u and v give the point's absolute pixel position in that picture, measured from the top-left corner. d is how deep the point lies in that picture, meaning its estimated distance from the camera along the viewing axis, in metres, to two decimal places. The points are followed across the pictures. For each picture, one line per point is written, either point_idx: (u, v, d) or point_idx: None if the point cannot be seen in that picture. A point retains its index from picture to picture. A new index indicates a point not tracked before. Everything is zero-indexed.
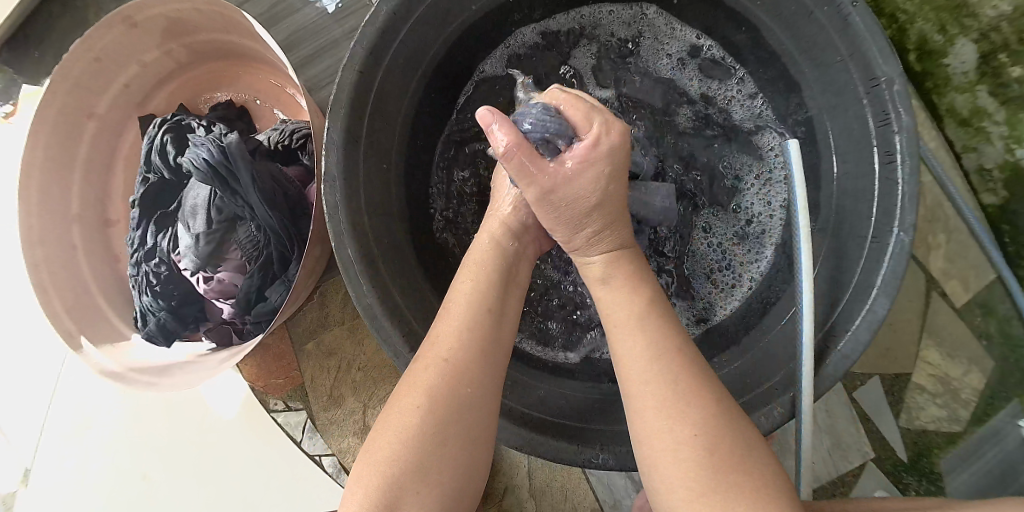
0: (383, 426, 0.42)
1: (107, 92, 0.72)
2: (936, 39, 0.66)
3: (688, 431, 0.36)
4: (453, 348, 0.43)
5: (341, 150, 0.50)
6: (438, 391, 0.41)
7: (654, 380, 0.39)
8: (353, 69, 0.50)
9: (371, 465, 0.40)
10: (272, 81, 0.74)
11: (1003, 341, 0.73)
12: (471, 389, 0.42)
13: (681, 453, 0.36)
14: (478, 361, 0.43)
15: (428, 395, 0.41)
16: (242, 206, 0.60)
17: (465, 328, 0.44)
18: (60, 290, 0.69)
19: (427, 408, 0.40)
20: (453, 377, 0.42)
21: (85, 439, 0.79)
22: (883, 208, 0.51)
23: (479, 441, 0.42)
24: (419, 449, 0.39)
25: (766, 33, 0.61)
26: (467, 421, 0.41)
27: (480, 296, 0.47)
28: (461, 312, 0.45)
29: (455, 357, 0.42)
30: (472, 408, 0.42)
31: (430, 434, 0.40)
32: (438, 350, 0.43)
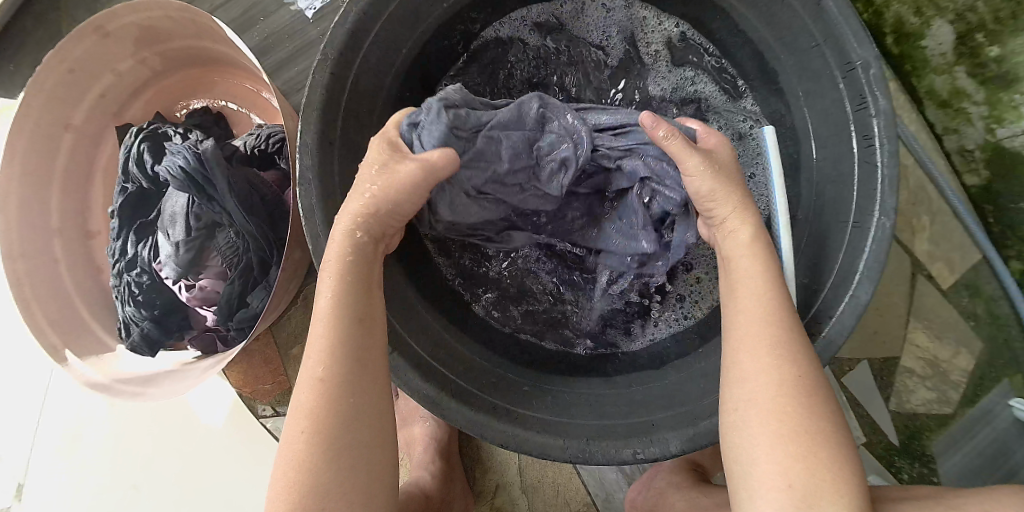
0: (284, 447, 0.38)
1: (83, 103, 0.71)
2: (913, 21, 0.66)
3: (791, 421, 0.38)
4: (329, 339, 0.39)
5: (315, 152, 0.50)
6: (315, 411, 0.38)
7: (789, 401, 0.38)
8: (325, 71, 0.50)
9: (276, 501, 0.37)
10: (248, 86, 0.74)
11: (990, 322, 0.73)
12: (352, 400, 0.38)
13: (777, 437, 0.38)
14: (355, 368, 0.39)
15: (309, 417, 0.37)
16: (220, 212, 0.60)
17: (338, 313, 0.40)
18: (43, 304, 0.69)
19: (311, 421, 0.37)
20: (329, 393, 0.38)
21: (75, 452, 0.78)
22: (863, 192, 0.51)
23: (378, 452, 0.39)
24: (320, 458, 0.37)
25: (743, 21, 0.61)
26: (361, 412, 0.39)
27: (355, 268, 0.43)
28: (327, 318, 0.40)
29: (329, 353, 0.39)
30: (361, 420, 0.38)
31: (325, 442, 0.37)
32: (314, 354, 0.39)
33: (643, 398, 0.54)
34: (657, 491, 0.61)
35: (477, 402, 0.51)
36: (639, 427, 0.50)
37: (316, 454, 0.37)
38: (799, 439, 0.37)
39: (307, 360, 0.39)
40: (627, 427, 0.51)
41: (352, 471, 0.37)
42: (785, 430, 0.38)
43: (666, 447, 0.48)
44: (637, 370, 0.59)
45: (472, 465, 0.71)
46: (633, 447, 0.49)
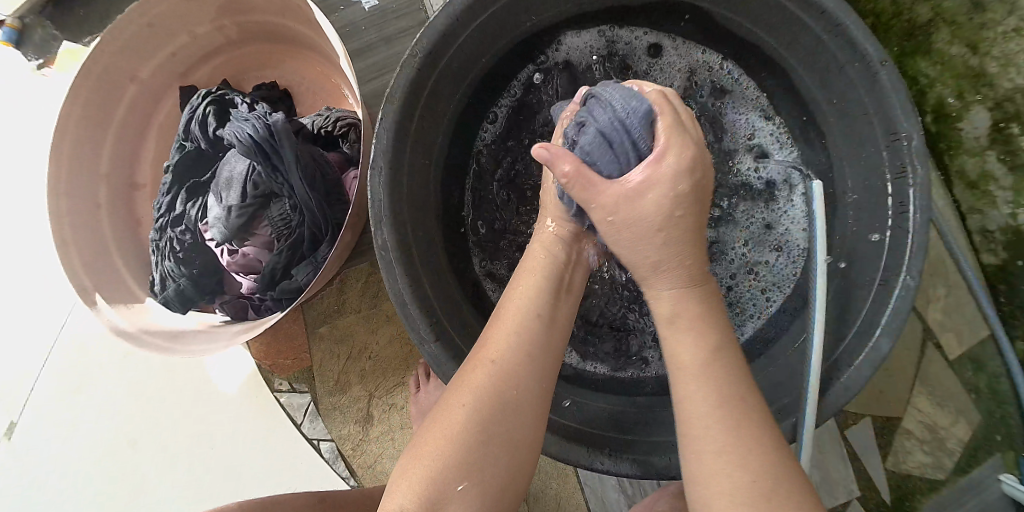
0: (434, 414, 0.43)
1: (153, 59, 0.73)
2: (953, 103, 0.71)
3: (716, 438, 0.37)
4: (495, 359, 0.43)
5: (390, 140, 0.52)
6: (485, 388, 0.42)
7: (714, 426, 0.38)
8: (412, 64, 0.52)
9: (421, 457, 0.40)
10: (319, 69, 0.76)
11: (990, 397, 0.76)
12: (516, 393, 0.42)
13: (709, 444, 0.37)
14: (528, 363, 0.43)
15: (477, 392, 0.41)
16: (281, 184, 0.61)
17: (509, 339, 0.44)
18: (80, 245, 0.70)
19: (478, 397, 0.41)
20: (499, 376, 0.42)
21: (77, 397, 0.78)
22: (893, 254, 0.54)
23: (521, 446, 0.42)
24: (455, 461, 0.39)
25: (799, 81, 0.64)
26: (502, 437, 0.41)
27: (533, 308, 0.46)
28: (518, 313, 0.46)
29: (514, 345, 0.43)
30: (518, 415, 0.42)
31: (463, 447, 0.40)
32: (499, 334, 0.44)
33: (662, 419, 0.56)
34: None
35: None
36: (658, 444, 0.52)
37: (471, 428, 0.40)
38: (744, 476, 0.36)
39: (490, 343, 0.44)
40: (647, 444, 0.52)
41: (490, 458, 0.40)
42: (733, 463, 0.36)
43: (680, 465, 0.50)
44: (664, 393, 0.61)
45: None
46: (651, 462, 0.51)
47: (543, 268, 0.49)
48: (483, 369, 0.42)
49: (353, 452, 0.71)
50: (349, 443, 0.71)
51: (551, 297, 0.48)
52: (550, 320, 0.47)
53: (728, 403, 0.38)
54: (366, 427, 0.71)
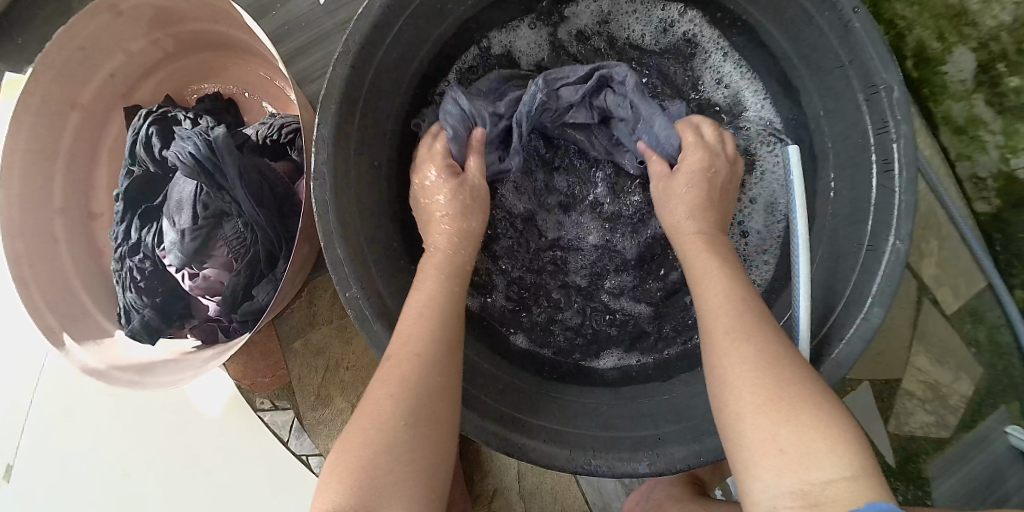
0: (357, 412, 0.40)
1: (91, 82, 0.69)
2: (934, 46, 0.66)
3: (758, 363, 0.37)
4: (408, 344, 0.43)
5: (331, 147, 0.49)
6: (407, 374, 0.41)
7: (761, 366, 0.37)
8: (346, 63, 0.49)
9: (346, 457, 0.37)
10: (261, 73, 0.72)
11: (991, 349, 0.74)
12: (439, 376, 0.42)
13: (753, 379, 0.37)
14: (443, 343, 0.44)
15: (399, 380, 0.40)
16: (229, 203, 0.59)
17: (422, 322, 0.45)
18: (42, 284, 0.68)
19: (401, 385, 0.40)
20: (419, 362, 0.41)
21: (63, 434, 0.77)
22: (879, 216, 0.51)
23: (449, 430, 0.41)
24: (385, 447, 0.37)
25: (767, 36, 0.61)
26: (430, 420, 0.40)
27: (441, 292, 0.48)
28: (426, 297, 0.47)
29: (429, 329, 0.44)
30: (442, 396, 0.41)
31: (392, 432, 0.38)
32: (412, 320, 0.45)
33: (649, 411, 0.54)
34: (657, 502, 0.61)
35: (482, 407, 0.51)
36: (646, 439, 0.50)
37: (397, 416, 0.39)
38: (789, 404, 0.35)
39: (404, 331, 0.44)
40: (631, 440, 0.51)
41: (419, 445, 0.38)
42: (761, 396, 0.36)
43: (671, 460, 0.48)
44: (651, 381, 0.59)
45: (470, 467, 0.70)
46: (637, 459, 0.49)
47: (451, 254, 0.52)
48: (401, 357, 0.42)
49: None
50: None
51: (457, 281, 0.50)
52: (457, 304, 0.48)
53: (759, 338, 0.39)
54: None
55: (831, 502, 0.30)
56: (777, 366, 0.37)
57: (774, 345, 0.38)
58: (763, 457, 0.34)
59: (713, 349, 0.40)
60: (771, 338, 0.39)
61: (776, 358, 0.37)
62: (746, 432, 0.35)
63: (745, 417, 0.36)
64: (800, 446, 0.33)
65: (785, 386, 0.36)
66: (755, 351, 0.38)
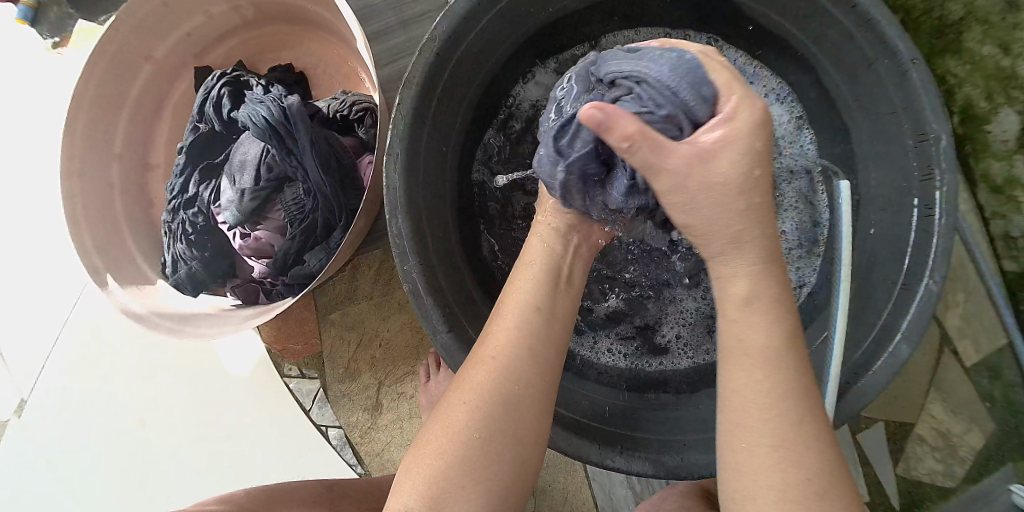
0: (436, 414, 0.44)
1: (168, 39, 0.72)
2: (982, 105, 0.69)
3: (761, 417, 0.34)
4: (493, 363, 0.43)
5: (406, 126, 0.51)
6: (485, 386, 0.42)
7: (762, 423, 0.34)
8: (430, 49, 0.51)
9: (425, 454, 0.42)
10: (335, 51, 0.75)
11: (1005, 407, 0.75)
12: (517, 387, 0.42)
13: (762, 440, 0.34)
14: (528, 357, 0.43)
15: (475, 392, 0.42)
16: (295, 169, 0.61)
17: (511, 344, 0.44)
18: (92, 225, 0.70)
19: (477, 398, 0.42)
20: (500, 374, 0.42)
21: (88, 376, 0.78)
22: (918, 258, 0.53)
23: (523, 445, 0.42)
24: (455, 461, 0.40)
25: (824, 75, 0.63)
26: (502, 438, 0.41)
27: (534, 297, 0.46)
28: (518, 305, 0.46)
29: (509, 340, 0.44)
30: (516, 414, 0.42)
31: (464, 448, 0.41)
32: (500, 327, 0.45)
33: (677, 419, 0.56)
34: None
35: None
36: (672, 443, 0.52)
37: (470, 430, 0.41)
38: (785, 449, 0.34)
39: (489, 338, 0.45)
40: (660, 443, 0.52)
41: (488, 463, 0.41)
42: (776, 445, 0.34)
43: (695, 465, 0.50)
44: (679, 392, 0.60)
45: None
46: (663, 461, 0.50)
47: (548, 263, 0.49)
48: (480, 369, 0.43)
49: (361, 439, 0.70)
50: (357, 430, 0.70)
51: (551, 290, 0.47)
52: (550, 317, 0.46)
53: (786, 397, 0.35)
54: (375, 415, 0.70)
55: None
56: (768, 430, 0.34)
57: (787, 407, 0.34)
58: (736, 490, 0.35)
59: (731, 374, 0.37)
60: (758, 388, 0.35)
61: (769, 412, 0.34)
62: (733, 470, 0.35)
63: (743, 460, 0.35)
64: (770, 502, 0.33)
65: (781, 455, 0.34)
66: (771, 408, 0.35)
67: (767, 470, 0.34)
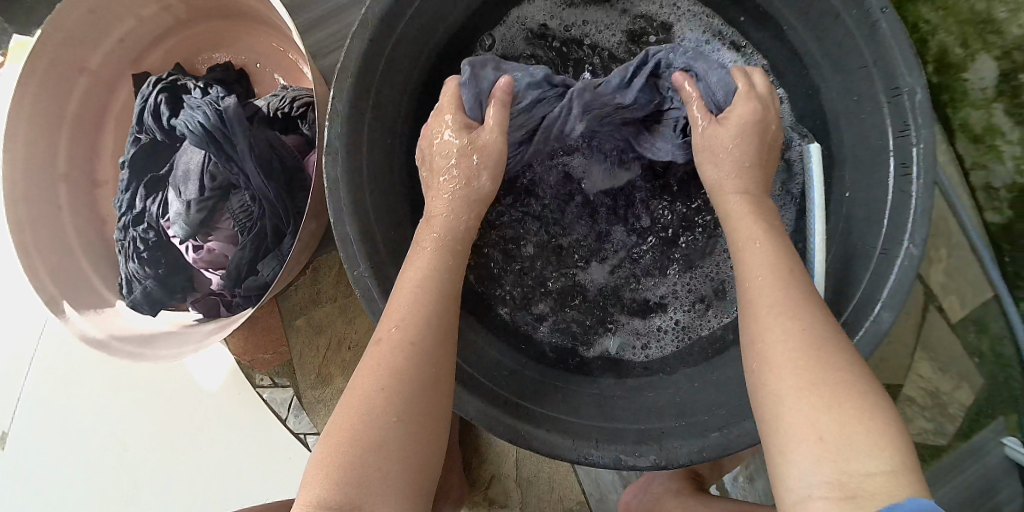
0: (345, 398, 0.38)
1: (101, 47, 0.68)
2: (957, 52, 0.66)
3: (804, 340, 0.34)
4: (400, 333, 0.40)
5: (345, 122, 0.48)
6: (398, 360, 0.39)
7: (810, 347, 0.34)
8: (363, 38, 0.48)
9: (335, 440, 0.36)
10: (275, 44, 0.71)
11: (993, 360, 0.74)
12: (430, 361, 0.40)
13: (795, 366, 0.34)
14: (436, 331, 0.41)
15: (387, 368, 0.38)
16: (238, 175, 0.58)
17: (417, 311, 0.41)
18: (43, 250, 0.67)
19: (389, 373, 0.38)
20: (413, 348, 0.39)
21: (61, 401, 0.75)
22: (894, 221, 0.50)
23: (436, 422, 0.39)
24: (373, 441, 0.36)
25: (789, 31, 0.60)
26: (419, 417, 0.38)
27: (439, 271, 0.44)
28: (422, 274, 0.44)
29: (415, 314, 0.41)
30: (429, 388, 0.39)
31: (379, 426, 0.36)
32: (405, 301, 0.42)
33: (654, 404, 0.54)
34: (655, 496, 0.61)
35: (486, 392, 0.51)
36: (649, 431, 0.50)
37: (388, 410, 0.37)
38: (822, 364, 0.33)
39: (395, 311, 0.41)
40: (637, 431, 0.50)
41: (405, 446, 0.37)
42: (808, 379, 0.33)
43: (675, 453, 0.48)
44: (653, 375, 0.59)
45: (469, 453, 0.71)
46: (643, 451, 0.48)
47: (450, 230, 0.48)
48: (390, 345, 0.39)
49: None
50: None
51: (450, 252, 0.46)
52: (451, 285, 0.44)
53: (806, 313, 0.36)
54: None
55: (867, 497, 0.28)
56: (824, 360, 0.33)
57: (823, 324, 0.35)
58: (801, 442, 0.31)
59: (755, 307, 0.38)
60: (799, 312, 0.36)
61: (824, 345, 0.34)
62: (782, 411, 0.33)
63: (783, 401, 0.33)
64: (843, 438, 0.30)
65: (835, 374, 0.33)
66: (803, 330, 0.35)
67: (822, 413, 0.31)
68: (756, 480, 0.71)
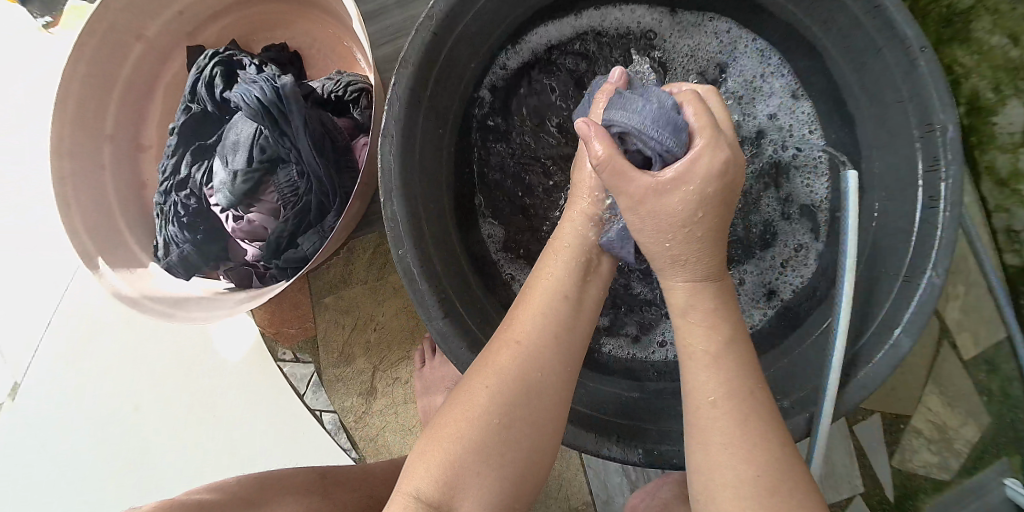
0: (454, 398, 0.43)
1: (161, 16, 0.70)
2: (989, 96, 0.68)
3: (732, 418, 0.40)
4: (534, 335, 0.43)
5: (402, 107, 0.50)
6: (510, 372, 0.41)
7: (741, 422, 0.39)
8: (427, 28, 0.50)
9: (443, 433, 0.41)
10: (331, 30, 0.74)
11: (1002, 400, 0.75)
12: (540, 377, 0.42)
13: (726, 428, 0.39)
14: (554, 352, 0.43)
15: (500, 377, 0.41)
16: (288, 150, 0.59)
17: (546, 313, 0.44)
18: (83, 208, 0.69)
19: (503, 383, 0.41)
20: (523, 363, 0.42)
21: (81, 358, 0.76)
22: (919, 250, 0.52)
23: (542, 428, 0.42)
24: (475, 444, 0.40)
25: (829, 62, 0.61)
26: (522, 422, 0.41)
27: (567, 289, 0.46)
28: (549, 288, 0.46)
29: (535, 330, 0.43)
30: (536, 401, 0.42)
31: (479, 430, 0.40)
32: (524, 317, 0.44)
33: (673, 408, 0.55)
34: (664, 502, 0.62)
35: None
36: (668, 433, 0.51)
37: (490, 417, 0.41)
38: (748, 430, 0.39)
39: (513, 323, 0.44)
40: (657, 433, 0.51)
41: (502, 453, 0.41)
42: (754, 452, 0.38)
43: (688, 455, 0.49)
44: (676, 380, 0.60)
45: None
46: (661, 449, 0.50)
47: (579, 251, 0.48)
48: (500, 354, 0.42)
49: (356, 424, 0.69)
50: (351, 415, 0.69)
51: (581, 278, 0.47)
52: (581, 299, 0.47)
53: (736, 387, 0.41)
54: (370, 400, 0.70)
55: None
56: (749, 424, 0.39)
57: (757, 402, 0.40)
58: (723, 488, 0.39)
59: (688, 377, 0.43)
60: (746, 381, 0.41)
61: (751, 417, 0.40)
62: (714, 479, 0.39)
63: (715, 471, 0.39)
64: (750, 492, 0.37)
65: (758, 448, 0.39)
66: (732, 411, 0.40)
67: (743, 484, 0.38)
68: None
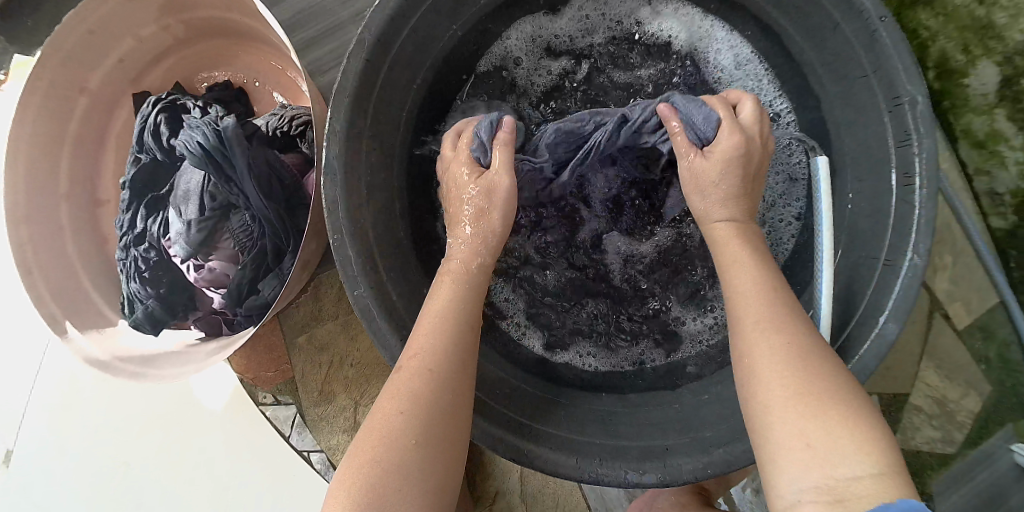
0: (365, 429, 0.39)
1: (101, 67, 0.68)
2: (957, 58, 0.65)
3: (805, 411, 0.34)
4: (436, 352, 0.41)
5: (344, 142, 0.48)
6: (420, 390, 0.39)
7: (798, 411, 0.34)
8: (360, 58, 0.48)
9: (354, 470, 0.37)
10: (274, 63, 0.72)
11: (1001, 367, 0.73)
12: (447, 394, 0.40)
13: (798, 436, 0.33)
14: (456, 366, 0.42)
15: (409, 397, 0.39)
16: (237, 195, 0.58)
17: (443, 325, 0.43)
18: (46, 269, 0.67)
19: (411, 402, 0.39)
20: (430, 378, 0.40)
21: (59, 421, 0.75)
22: (898, 230, 0.50)
23: (450, 445, 0.40)
24: (390, 469, 0.37)
25: (788, 40, 0.60)
26: (438, 443, 0.39)
27: (459, 307, 0.45)
28: (444, 302, 0.45)
29: (439, 342, 0.42)
30: (446, 419, 0.40)
31: (398, 455, 0.37)
32: (429, 330, 0.43)
33: (656, 419, 0.54)
34: None
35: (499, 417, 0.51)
36: (653, 449, 0.50)
37: (409, 437, 0.38)
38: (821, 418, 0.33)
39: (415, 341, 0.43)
40: (641, 449, 0.50)
41: (419, 476, 0.37)
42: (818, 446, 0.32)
43: (674, 471, 0.47)
44: (661, 389, 0.59)
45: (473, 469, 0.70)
46: (645, 469, 0.48)
47: (460, 293, 0.46)
48: (405, 373, 0.40)
49: None
50: (339, 453, 0.68)
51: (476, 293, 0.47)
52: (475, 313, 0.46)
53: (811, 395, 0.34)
54: (355, 436, 0.68)
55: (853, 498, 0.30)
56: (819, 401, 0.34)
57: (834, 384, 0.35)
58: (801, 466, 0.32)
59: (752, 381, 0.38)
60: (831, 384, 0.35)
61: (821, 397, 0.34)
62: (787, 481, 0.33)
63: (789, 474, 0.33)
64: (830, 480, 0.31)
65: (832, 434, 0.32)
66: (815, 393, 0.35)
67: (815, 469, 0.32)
68: (762, 493, 0.71)
